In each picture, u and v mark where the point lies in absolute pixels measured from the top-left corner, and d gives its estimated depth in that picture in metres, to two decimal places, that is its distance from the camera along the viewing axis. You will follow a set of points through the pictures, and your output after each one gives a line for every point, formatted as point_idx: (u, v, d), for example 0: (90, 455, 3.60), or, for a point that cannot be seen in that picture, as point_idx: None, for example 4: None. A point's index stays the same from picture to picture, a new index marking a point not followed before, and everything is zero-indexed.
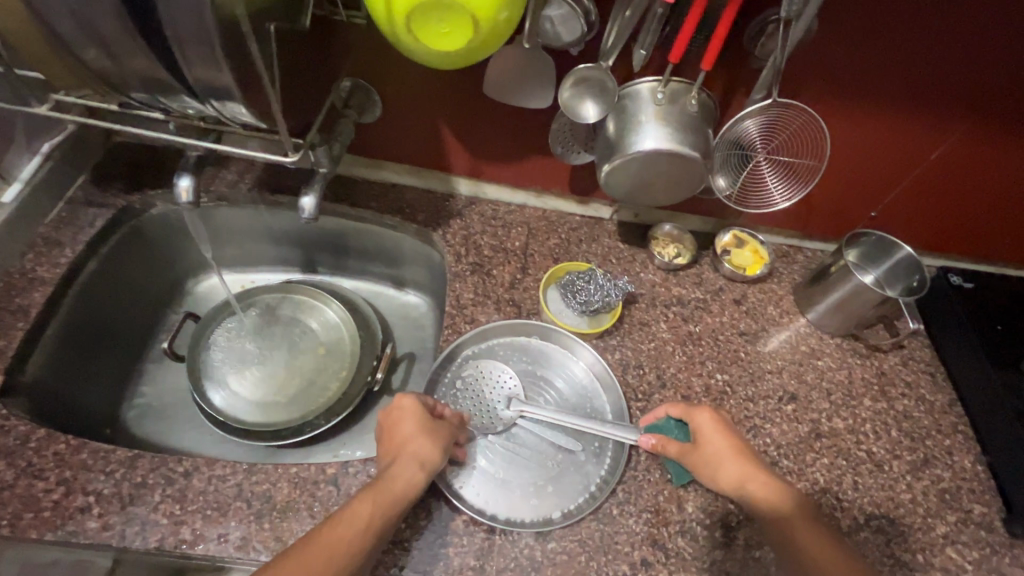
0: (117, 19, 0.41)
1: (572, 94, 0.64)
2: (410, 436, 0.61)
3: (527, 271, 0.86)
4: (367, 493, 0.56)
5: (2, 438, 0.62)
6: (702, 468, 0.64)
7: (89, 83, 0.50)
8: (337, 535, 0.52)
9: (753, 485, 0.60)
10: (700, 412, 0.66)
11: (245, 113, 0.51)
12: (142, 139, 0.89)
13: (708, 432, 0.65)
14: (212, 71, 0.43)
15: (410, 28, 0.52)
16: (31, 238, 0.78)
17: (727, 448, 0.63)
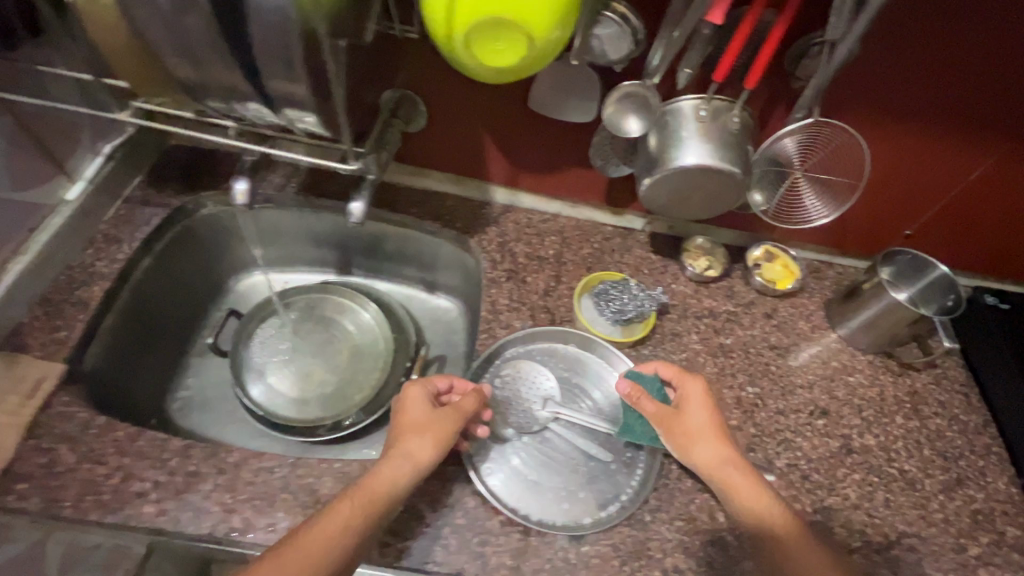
0: (211, 32, 0.43)
1: (615, 110, 0.66)
2: (405, 430, 0.64)
3: (561, 279, 0.88)
4: (349, 496, 0.58)
5: (65, 424, 0.65)
6: (676, 430, 0.67)
7: (171, 89, 0.52)
8: (318, 538, 0.54)
9: (724, 461, 0.65)
10: (692, 382, 0.70)
11: (311, 120, 0.53)
12: (195, 143, 0.93)
13: (691, 403, 0.68)
14: (291, 83, 0.46)
15: (468, 45, 0.55)
16: (92, 234, 0.81)
17: (708, 422, 0.67)
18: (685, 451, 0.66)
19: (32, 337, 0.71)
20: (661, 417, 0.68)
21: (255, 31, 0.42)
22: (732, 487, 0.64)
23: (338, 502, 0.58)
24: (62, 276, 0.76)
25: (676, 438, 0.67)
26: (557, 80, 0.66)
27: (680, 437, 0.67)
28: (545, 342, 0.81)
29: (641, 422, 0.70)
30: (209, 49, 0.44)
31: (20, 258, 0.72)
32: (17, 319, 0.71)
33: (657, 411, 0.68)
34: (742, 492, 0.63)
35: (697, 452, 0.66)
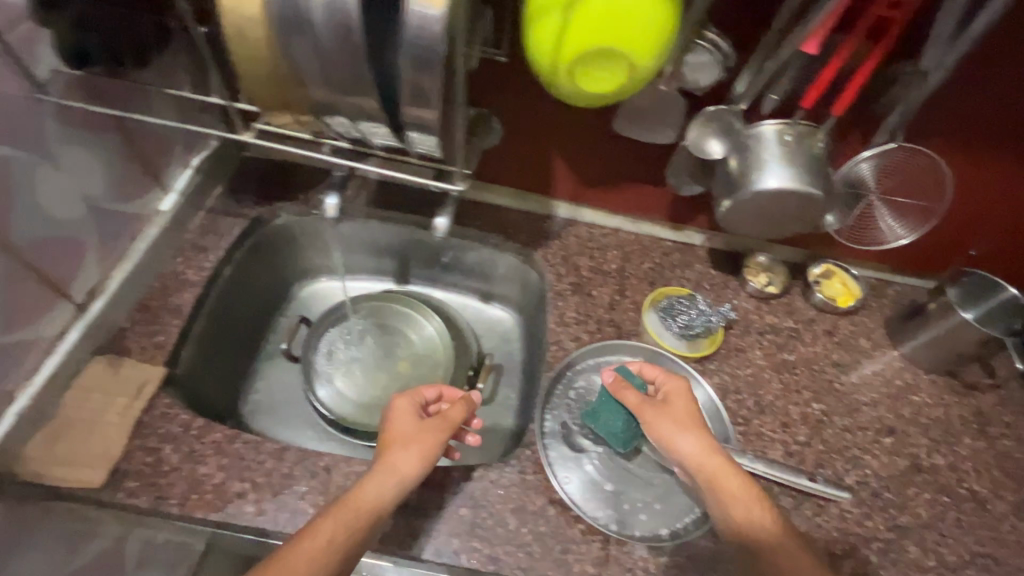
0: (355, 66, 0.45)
1: (698, 134, 0.68)
2: (395, 438, 0.66)
3: (625, 293, 0.90)
4: (336, 511, 0.57)
5: (168, 425, 0.68)
6: (655, 420, 0.69)
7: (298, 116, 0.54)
8: (302, 554, 0.53)
9: (705, 454, 0.66)
10: (673, 380, 0.72)
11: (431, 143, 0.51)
12: (269, 154, 0.96)
13: (675, 398, 0.70)
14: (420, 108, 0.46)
15: (572, 74, 0.57)
16: (180, 242, 0.84)
17: (688, 416, 0.69)
18: (665, 441, 0.68)
19: (132, 341, 0.74)
20: (640, 408, 0.70)
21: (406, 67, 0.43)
22: (713, 477, 0.65)
23: (319, 520, 0.56)
24: (156, 282, 0.80)
25: (655, 428, 0.69)
26: (648, 104, 0.67)
27: (660, 426, 0.68)
28: (613, 355, 0.83)
29: (614, 414, 0.73)
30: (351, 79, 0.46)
31: (121, 267, 0.76)
32: (118, 324, 0.75)
33: (636, 401, 0.70)
34: (722, 483, 0.64)
35: (677, 442, 0.67)
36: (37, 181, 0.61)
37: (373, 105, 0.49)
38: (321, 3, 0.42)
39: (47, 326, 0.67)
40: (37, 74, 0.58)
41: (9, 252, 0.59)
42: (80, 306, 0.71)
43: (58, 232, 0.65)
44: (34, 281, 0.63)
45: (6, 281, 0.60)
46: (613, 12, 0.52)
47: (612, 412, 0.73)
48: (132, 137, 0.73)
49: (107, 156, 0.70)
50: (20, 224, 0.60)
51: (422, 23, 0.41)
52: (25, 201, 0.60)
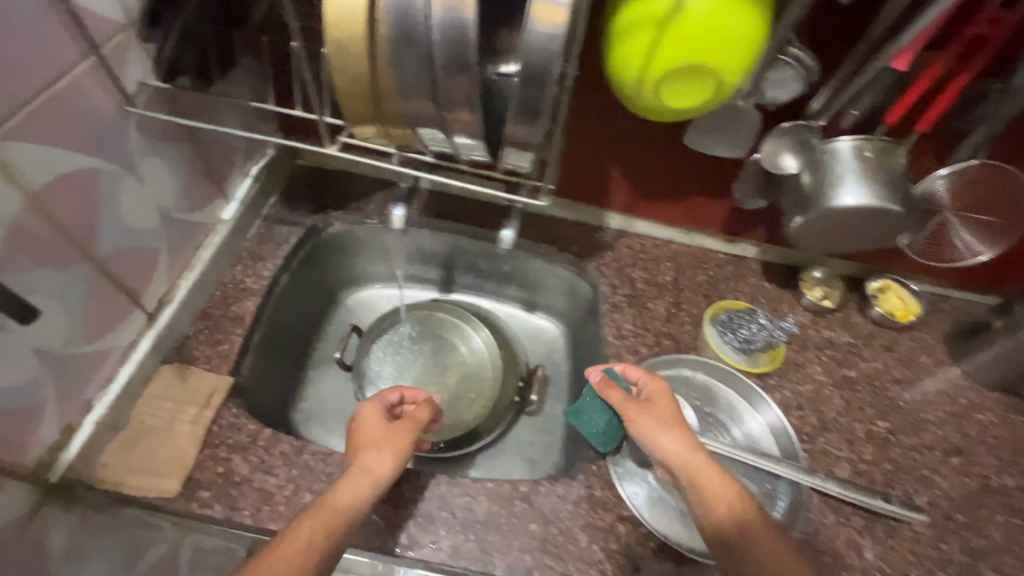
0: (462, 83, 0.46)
1: (771, 150, 0.68)
2: (366, 436, 0.64)
3: (681, 306, 0.89)
4: (312, 512, 0.54)
5: (237, 435, 0.68)
6: (637, 419, 0.68)
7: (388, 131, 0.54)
8: (283, 555, 0.50)
9: (687, 451, 0.65)
10: (656, 382, 0.72)
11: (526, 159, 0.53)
12: (320, 162, 0.95)
13: (657, 398, 0.70)
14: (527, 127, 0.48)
15: (657, 92, 0.57)
16: (238, 251, 0.85)
17: (670, 415, 0.68)
18: (647, 440, 0.67)
19: (198, 349, 0.75)
20: (623, 407, 0.69)
21: (518, 86, 0.45)
22: (694, 474, 0.63)
23: (296, 525, 0.53)
24: (218, 290, 0.80)
25: (638, 427, 0.68)
26: (720, 116, 0.67)
27: (644, 423, 0.67)
28: (673, 370, 0.82)
29: (596, 414, 0.72)
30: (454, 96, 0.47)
31: (186, 276, 0.76)
32: (183, 332, 0.75)
33: (621, 399, 0.69)
34: (704, 480, 0.62)
35: (659, 440, 0.66)
36: (121, 193, 0.61)
37: (473, 123, 0.50)
38: (438, 18, 0.43)
39: (122, 336, 0.67)
40: (127, 88, 0.58)
41: (94, 263, 0.60)
42: (151, 315, 0.71)
43: (135, 242, 0.66)
44: (113, 291, 0.64)
45: (90, 292, 0.60)
46: (707, 29, 0.52)
47: (594, 412, 0.72)
48: (201, 147, 0.73)
49: (180, 168, 0.71)
50: (104, 236, 0.61)
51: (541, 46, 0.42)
52: (110, 213, 0.61)
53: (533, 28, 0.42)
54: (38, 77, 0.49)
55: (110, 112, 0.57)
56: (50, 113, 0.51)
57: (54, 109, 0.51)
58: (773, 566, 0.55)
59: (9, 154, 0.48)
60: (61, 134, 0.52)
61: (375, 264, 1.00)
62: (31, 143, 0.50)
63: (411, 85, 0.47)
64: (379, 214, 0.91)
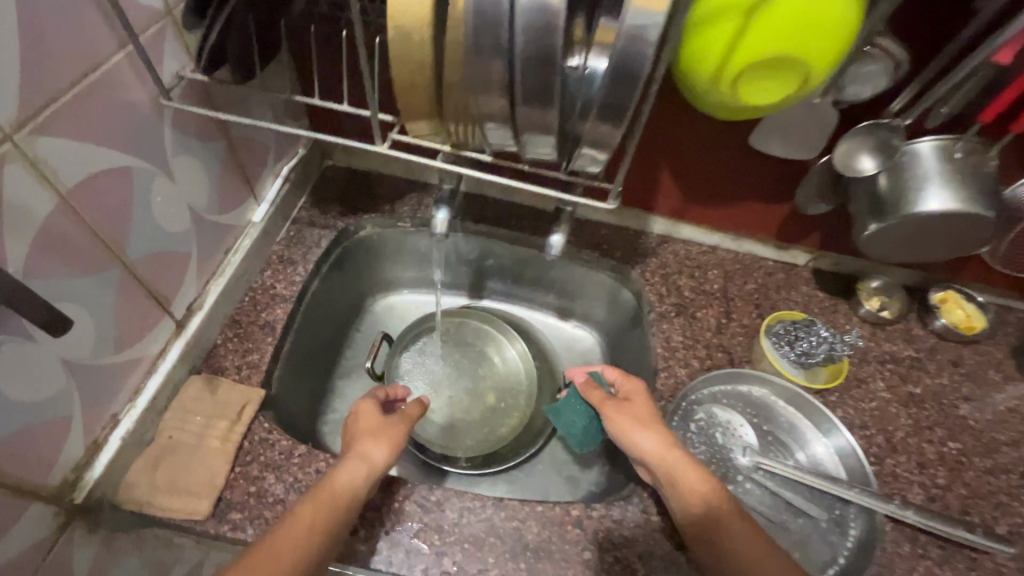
0: (539, 75, 0.42)
1: (847, 150, 0.62)
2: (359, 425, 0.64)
3: (731, 315, 0.84)
4: (310, 498, 0.54)
5: (269, 451, 0.64)
6: (614, 418, 0.67)
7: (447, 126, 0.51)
8: (282, 543, 0.51)
9: (662, 447, 0.62)
10: (633, 382, 0.71)
11: (597, 158, 0.51)
12: (351, 163, 0.91)
13: (635, 397, 0.69)
14: (607, 128, 0.47)
15: (734, 87, 0.53)
16: (267, 255, 0.81)
17: (648, 413, 0.67)
18: (624, 438, 0.65)
19: (227, 359, 0.71)
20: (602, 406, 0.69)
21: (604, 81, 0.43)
22: (672, 471, 0.61)
23: (297, 509, 0.54)
24: (246, 296, 0.76)
25: (614, 425, 0.67)
26: (792, 116, 0.62)
27: (619, 421, 0.66)
28: (726, 384, 0.76)
29: (576, 414, 0.76)
30: (530, 89, 0.43)
31: (216, 281, 0.72)
32: (212, 340, 0.71)
33: (599, 398, 0.70)
34: (681, 476, 0.60)
35: (635, 438, 0.64)
36: (154, 193, 0.58)
37: (545, 118, 0.46)
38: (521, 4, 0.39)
39: (151, 344, 0.63)
40: (164, 80, 0.54)
41: (125, 268, 0.56)
42: (180, 323, 0.67)
43: (167, 245, 0.62)
44: (144, 298, 0.60)
45: (120, 299, 0.56)
46: (795, 17, 0.47)
47: (573, 412, 0.76)
48: (233, 146, 0.70)
49: (213, 168, 0.67)
50: (135, 239, 0.57)
51: (636, 35, 0.41)
52: (143, 215, 0.57)
53: (630, 11, 0.40)
54: (74, 66, 0.45)
55: (146, 107, 0.54)
56: (84, 106, 0.47)
57: (89, 101, 0.47)
58: (747, 558, 0.56)
59: (40, 149, 0.44)
60: (95, 129, 0.49)
61: (406, 267, 0.94)
62: (65, 138, 0.46)
63: (486, 78, 0.43)
64: (412, 217, 0.87)
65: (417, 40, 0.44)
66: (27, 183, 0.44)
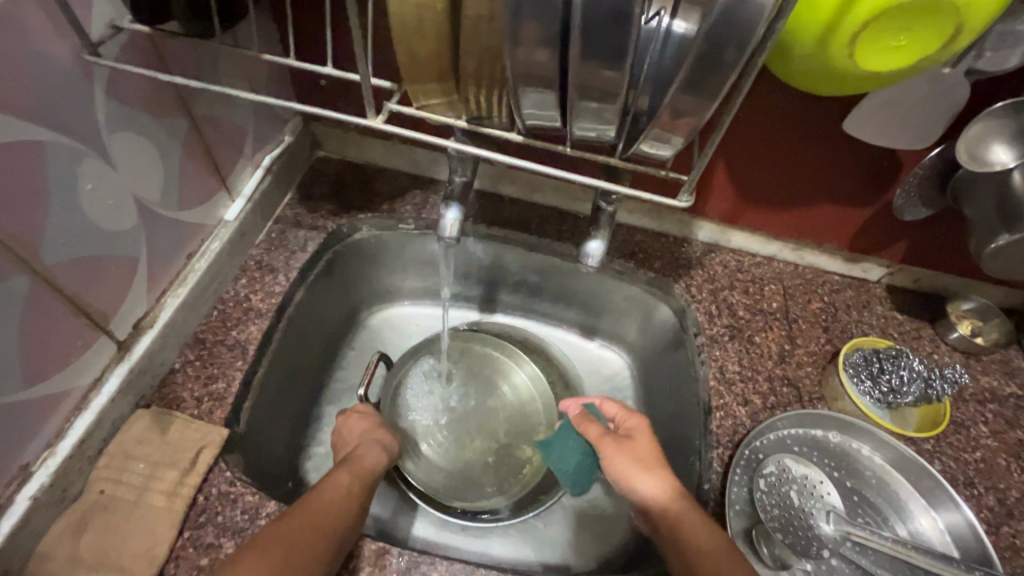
0: (606, 11, 0.29)
1: (977, 136, 0.49)
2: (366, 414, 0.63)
3: (796, 341, 0.69)
4: (341, 469, 0.53)
5: (229, 510, 0.51)
6: (612, 457, 0.55)
7: (466, 87, 0.38)
8: (324, 499, 0.48)
9: (666, 500, 0.51)
10: (636, 417, 0.59)
11: (671, 143, 0.39)
12: (347, 154, 0.78)
13: (639, 435, 0.57)
14: (694, 97, 0.34)
15: (851, 48, 0.39)
16: (244, 260, 0.67)
17: (651, 454, 0.55)
18: (622, 483, 0.54)
19: (185, 388, 0.57)
20: (598, 441, 0.57)
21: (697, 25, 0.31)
22: (683, 528, 0.49)
23: (330, 474, 0.52)
24: (215, 310, 0.63)
25: (610, 467, 0.55)
26: (907, 95, 0.48)
27: (618, 463, 0.54)
28: (797, 428, 0.62)
29: (568, 450, 0.63)
30: (587, 32, 0.30)
31: (175, 291, 0.59)
32: (168, 363, 0.58)
33: (594, 432, 0.58)
34: (688, 538, 0.48)
35: (634, 485, 0.53)
36: (79, 178, 0.44)
37: (606, 77, 0.33)
38: None
39: (81, 373, 0.50)
40: (92, 31, 0.42)
41: (39, 276, 0.43)
42: (124, 344, 0.54)
43: (104, 247, 0.49)
44: (70, 314, 0.47)
45: (34, 316, 0.43)
46: None
47: (564, 446, 0.63)
48: (199, 126, 0.57)
49: (171, 152, 0.54)
50: (54, 241, 0.43)
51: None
52: (65, 207, 0.43)
53: None
54: None
55: (65, 64, 0.41)
56: None
57: None
58: None
59: None
60: None
61: (408, 277, 0.80)
62: None
63: (528, 13, 0.30)
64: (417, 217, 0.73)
65: None
66: None
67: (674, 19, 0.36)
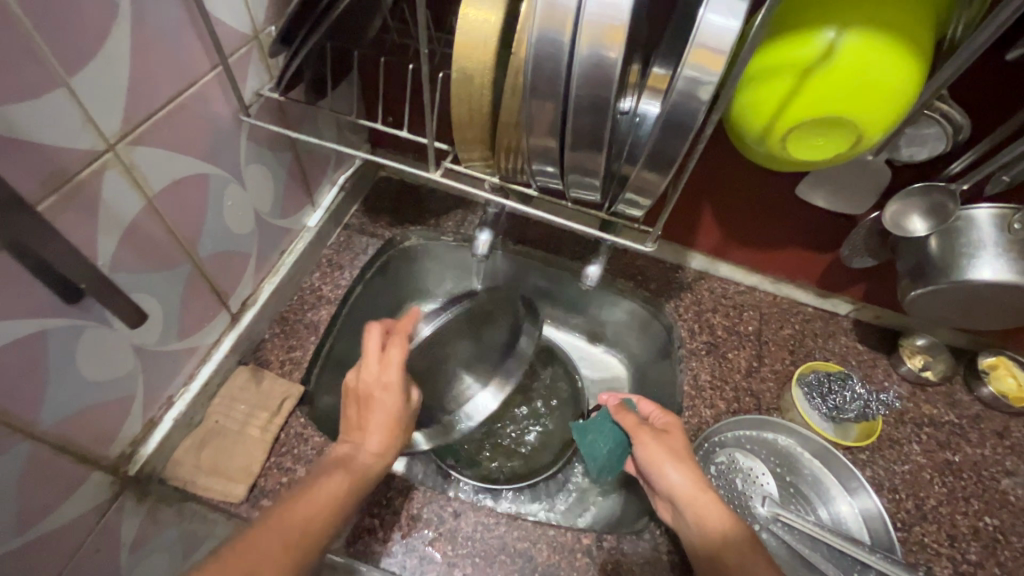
0: (592, 124, 0.45)
1: (897, 212, 0.62)
2: (377, 399, 0.60)
3: (764, 360, 0.82)
4: (341, 468, 0.56)
5: (302, 446, 0.69)
6: (647, 446, 0.64)
7: (499, 157, 0.54)
8: (306, 509, 0.52)
9: (696, 489, 0.60)
10: (671, 416, 0.68)
11: (640, 203, 0.53)
12: (403, 175, 0.95)
13: (673, 430, 0.66)
14: (654, 177, 0.49)
15: (783, 142, 0.53)
16: (318, 258, 0.86)
17: (683, 449, 0.64)
18: (654, 469, 0.63)
19: (272, 353, 0.76)
20: (636, 431, 0.66)
21: (654, 131, 0.45)
22: (702, 515, 0.59)
23: (329, 473, 0.55)
24: (296, 296, 0.82)
25: (647, 454, 0.64)
26: (845, 171, 0.63)
27: (652, 452, 0.63)
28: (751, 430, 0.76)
29: (602, 436, 0.71)
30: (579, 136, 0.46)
31: (271, 279, 0.77)
32: (262, 334, 0.77)
33: (633, 422, 0.67)
34: (710, 522, 0.59)
35: (668, 472, 0.62)
36: (225, 198, 0.62)
37: (593, 160, 0.48)
38: (583, 59, 0.42)
39: (208, 335, 0.68)
40: (245, 97, 0.59)
41: (194, 265, 0.61)
42: (235, 316, 0.72)
43: (231, 245, 0.67)
44: (206, 291, 0.65)
45: (188, 291, 0.62)
46: (860, 74, 0.47)
47: (601, 433, 0.72)
48: (299, 156, 0.75)
49: (279, 175, 0.72)
50: (206, 240, 0.62)
51: (689, 92, 0.42)
52: (214, 218, 0.62)
53: (686, 67, 0.41)
54: (174, 84, 0.50)
55: (226, 120, 0.58)
56: (177, 123, 0.52)
57: (176, 117, 0.52)
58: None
59: (135, 158, 0.49)
60: (179, 139, 0.53)
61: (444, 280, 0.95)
62: (154, 148, 0.50)
63: (541, 122, 0.46)
64: (456, 231, 0.89)
65: (479, 80, 0.47)
66: (122, 187, 0.49)
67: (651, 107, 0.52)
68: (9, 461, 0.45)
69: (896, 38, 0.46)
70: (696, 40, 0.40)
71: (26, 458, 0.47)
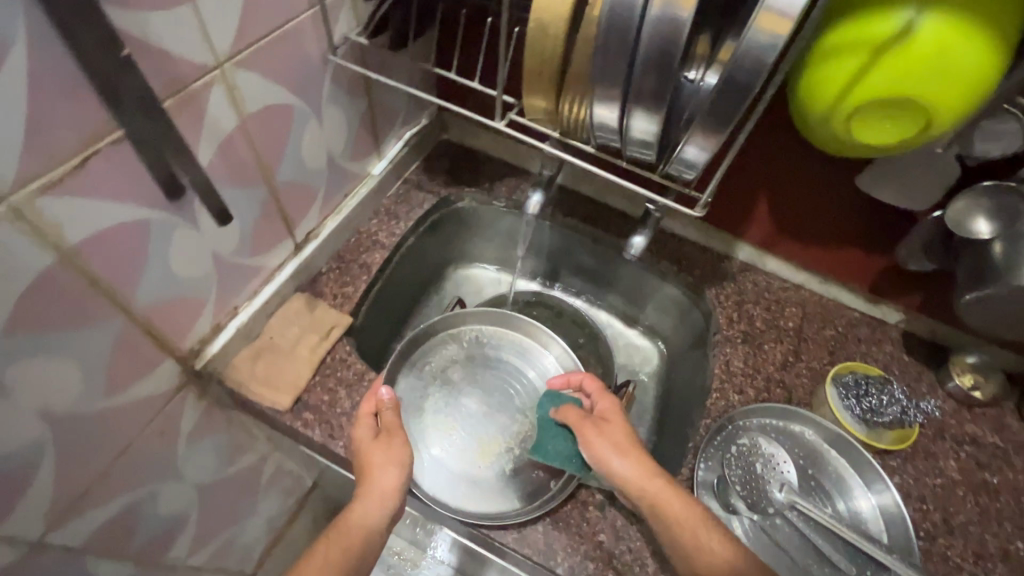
0: (656, 82, 0.47)
1: (960, 212, 0.61)
2: (373, 452, 0.64)
3: (800, 356, 0.81)
4: (330, 541, 0.59)
5: (345, 370, 0.75)
6: (587, 435, 0.68)
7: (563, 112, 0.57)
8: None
9: (644, 473, 0.63)
10: (608, 400, 0.73)
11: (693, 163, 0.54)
12: (464, 139, 0.99)
13: (611, 417, 0.70)
14: (712, 141, 0.50)
15: (847, 122, 0.53)
16: (378, 205, 0.90)
17: (625, 440, 0.67)
18: (602, 463, 0.65)
19: (327, 286, 0.82)
20: (580, 426, 0.69)
21: (715, 94, 0.46)
22: (656, 499, 0.61)
23: (315, 547, 0.58)
24: (352, 238, 0.87)
25: (593, 449, 0.67)
26: (912, 163, 0.63)
27: (598, 445, 0.66)
28: (778, 420, 0.76)
29: (559, 441, 0.71)
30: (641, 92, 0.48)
31: (333, 216, 0.83)
32: (319, 267, 0.83)
33: (577, 417, 0.70)
34: (665, 504, 0.60)
35: (614, 465, 0.64)
36: (304, 131, 0.68)
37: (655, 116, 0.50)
38: (655, 16, 0.44)
39: (273, 258, 0.74)
40: (334, 38, 0.64)
41: (270, 189, 0.67)
42: (298, 246, 0.78)
43: (304, 178, 0.73)
44: (276, 218, 0.71)
45: (262, 212, 0.67)
46: (936, 56, 0.46)
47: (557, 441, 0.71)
48: (372, 105, 0.80)
49: (352, 120, 0.77)
50: (284, 167, 0.68)
51: (756, 56, 0.43)
52: (293, 149, 0.67)
53: (752, 31, 0.42)
54: (279, 16, 0.55)
55: (316, 58, 0.63)
56: (274, 53, 0.57)
57: (274, 47, 0.57)
58: None
59: (237, 79, 0.54)
60: (274, 68, 0.58)
61: (489, 245, 0.99)
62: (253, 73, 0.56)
63: (606, 78, 0.49)
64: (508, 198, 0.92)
65: (553, 33, 0.49)
66: (222, 103, 0.54)
67: (711, 75, 0.54)
68: (105, 332, 0.52)
69: (975, 21, 0.45)
70: (767, 3, 0.41)
71: (119, 331, 0.54)
